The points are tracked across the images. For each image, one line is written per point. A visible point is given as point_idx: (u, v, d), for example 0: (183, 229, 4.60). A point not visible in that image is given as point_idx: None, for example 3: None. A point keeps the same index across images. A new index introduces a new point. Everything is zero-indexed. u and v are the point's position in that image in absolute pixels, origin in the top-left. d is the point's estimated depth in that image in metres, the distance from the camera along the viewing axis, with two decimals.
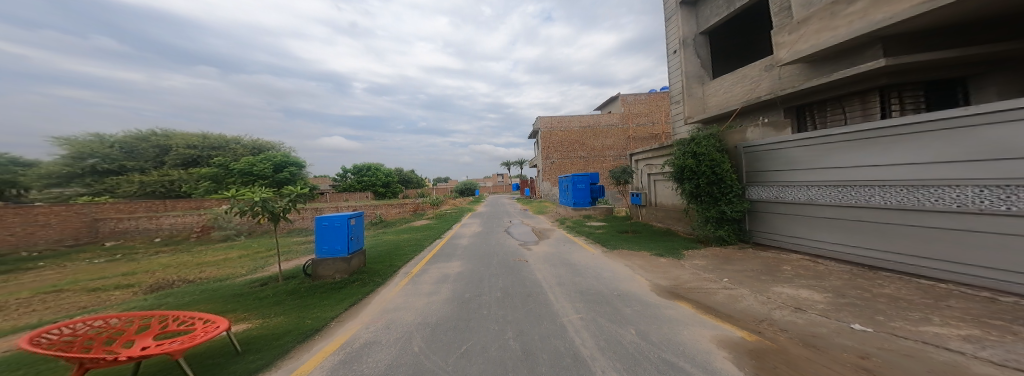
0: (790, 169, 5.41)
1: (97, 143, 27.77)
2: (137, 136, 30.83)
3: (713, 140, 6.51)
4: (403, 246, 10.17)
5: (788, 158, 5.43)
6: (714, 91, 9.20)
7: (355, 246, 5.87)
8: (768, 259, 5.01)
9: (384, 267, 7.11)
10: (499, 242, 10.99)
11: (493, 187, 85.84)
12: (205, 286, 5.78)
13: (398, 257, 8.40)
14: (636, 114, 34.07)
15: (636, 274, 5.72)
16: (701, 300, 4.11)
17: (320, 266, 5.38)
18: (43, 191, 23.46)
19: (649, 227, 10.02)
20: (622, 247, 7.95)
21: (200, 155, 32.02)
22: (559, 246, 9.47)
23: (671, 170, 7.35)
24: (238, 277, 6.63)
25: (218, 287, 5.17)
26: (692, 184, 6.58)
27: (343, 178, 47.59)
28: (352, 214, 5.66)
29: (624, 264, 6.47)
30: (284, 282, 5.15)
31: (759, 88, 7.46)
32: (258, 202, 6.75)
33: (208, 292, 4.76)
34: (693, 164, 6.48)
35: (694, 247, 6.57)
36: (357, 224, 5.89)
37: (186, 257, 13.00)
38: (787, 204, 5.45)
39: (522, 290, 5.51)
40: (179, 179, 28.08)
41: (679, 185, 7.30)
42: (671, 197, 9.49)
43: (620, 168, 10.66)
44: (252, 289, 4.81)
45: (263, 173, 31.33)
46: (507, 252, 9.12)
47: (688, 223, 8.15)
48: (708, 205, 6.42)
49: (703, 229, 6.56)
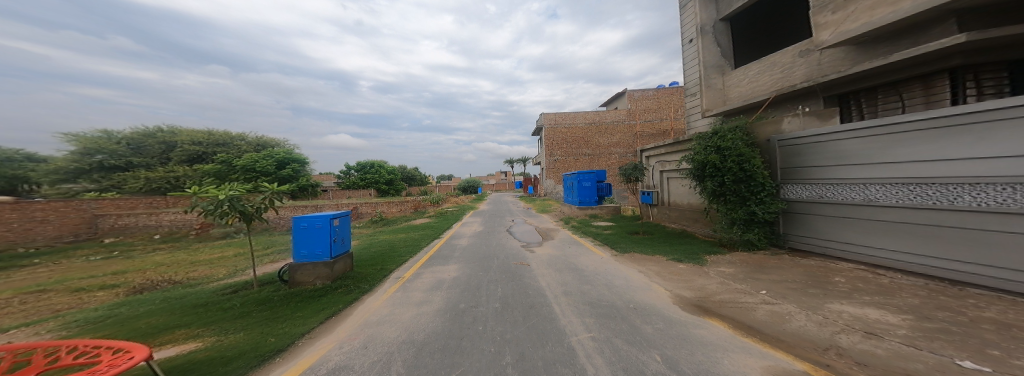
0: (841, 165, 4.63)
1: (104, 139, 27.88)
2: (144, 133, 30.98)
3: (739, 133, 5.80)
4: (398, 247, 9.62)
5: (840, 151, 4.62)
6: (736, 82, 8.43)
7: (339, 250, 5.34)
8: (811, 268, 4.27)
9: (374, 271, 6.59)
10: (499, 243, 10.38)
11: (496, 185, 85.26)
12: (171, 292, 5.18)
13: (390, 259, 7.84)
14: (644, 110, 32.98)
15: (652, 282, 5.04)
16: (737, 318, 3.42)
17: (298, 271, 4.85)
18: (52, 187, 23.61)
19: (661, 227, 9.31)
20: (633, 250, 7.28)
21: (204, 151, 32.39)
22: (564, 248, 8.85)
23: (691, 166, 6.65)
24: (214, 281, 6.06)
25: (184, 294, 4.65)
26: (716, 182, 5.87)
27: (347, 175, 47.53)
28: (336, 214, 5.10)
29: (637, 270, 5.79)
30: (258, 289, 4.64)
31: (791, 75, 6.69)
32: (225, 201, 5.91)
33: (164, 303, 4.17)
34: (717, 160, 5.77)
35: (718, 252, 5.83)
36: (342, 226, 5.37)
37: (181, 255, 12.68)
38: (836, 205, 4.68)
39: (524, 300, 4.88)
40: (184, 176, 28.15)
41: (699, 184, 6.61)
42: (686, 196, 8.76)
43: (631, 165, 9.83)
44: (217, 298, 4.27)
45: (267, 170, 31.97)
46: (508, 255, 8.50)
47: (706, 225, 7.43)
48: (735, 205, 5.70)
49: (728, 231, 5.84)
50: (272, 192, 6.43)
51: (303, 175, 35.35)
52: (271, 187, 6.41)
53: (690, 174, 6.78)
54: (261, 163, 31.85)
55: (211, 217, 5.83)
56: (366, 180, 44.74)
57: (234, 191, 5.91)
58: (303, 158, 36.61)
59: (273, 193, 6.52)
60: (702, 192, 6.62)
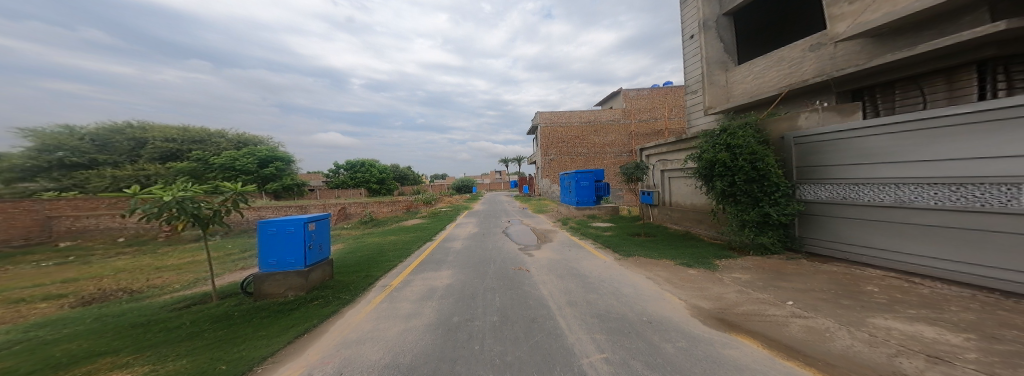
0: (868, 164, 4.32)
1: (66, 135, 26.07)
2: (110, 128, 29.16)
3: (750, 130, 5.49)
4: (387, 251, 8.97)
5: (867, 149, 4.31)
6: (741, 79, 8.25)
7: (316, 258, 4.72)
8: (836, 276, 3.93)
9: (359, 278, 6.01)
10: (496, 246, 9.84)
11: (491, 184, 84.60)
12: (107, 307, 4.41)
13: (378, 264, 7.26)
14: (639, 110, 32.98)
15: (664, 291, 4.64)
16: (768, 335, 3.01)
17: (265, 282, 4.22)
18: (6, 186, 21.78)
19: (663, 229, 9.03)
20: (637, 254, 6.92)
21: (179, 149, 31.69)
22: (564, 251, 8.47)
23: (697, 166, 6.32)
24: (168, 293, 5.28)
25: (121, 311, 3.92)
26: (725, 182, 5.54)
27: (335, 174, 45.96)
28: (313, 216, 4.50)
29: (645, 276, 5.38)
30: (215, 303, 3.98)
31: (802, 71, 6.47)
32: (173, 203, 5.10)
33: (97, 321, 3.50)
34: (728, 158, 5.43)
35: (730, 256, 5.49)
36: (319, 231, 4.74)
37: (146, 260, 11.64)
38: (861, 206, 4.39)
39: (525, 313, 4.41)
40: (156, 174, 27.38)
41: (706, 184, 6.29)
42: (690, 196, 8.49)
43: (633, 164, 9.52)
44: (162, 315, 3.58)
45: (248, 168, 30.60)
46: (506, 259, 8.00)
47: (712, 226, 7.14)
48: (747, 207, 5.36)
49: (739, 234, 5.50)
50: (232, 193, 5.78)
51: (288, 174, 33.90)
52: (231, 188, 5.76)
53: (696, 173, 6.47)
54: (241, 161, 30.56)
55: (153, 220, 4.97)
56: (355, 179, 43.41)
57: (188, 191, 5.17)
58: (288, 156, 35.19)
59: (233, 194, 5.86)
60: (710, 193, 6.30)
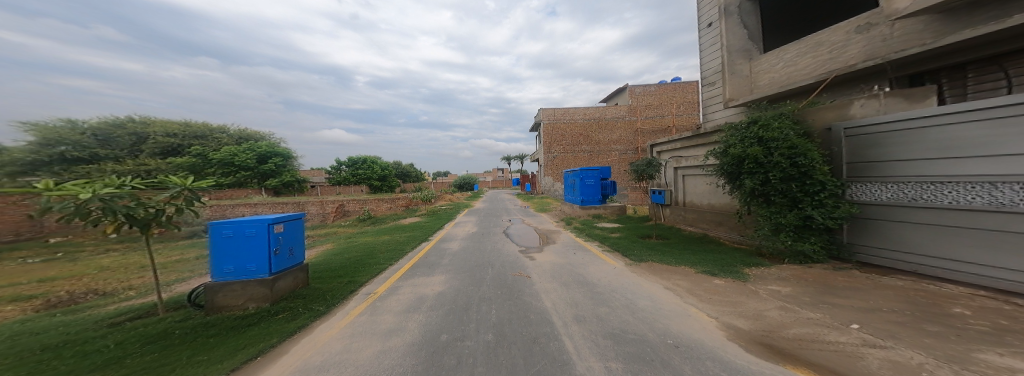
0: (946, 159, 3.63)
1: (67, 128, 25.91)
2: (110, 123, 29.56)
3: (787, 121, 4.76)
4: (378, 252, 8.36)
5: (946, 140, 3.61)
6: (769, 68, 7.54)
7: (284, 264, 4.16)
8: (906, 292, 3.18)
9: (339, 286, 5.42)
10: (495, 248, 9.20)
11: (494, 182, 83.95)
12: (34, 321, 3.80)
13: (365, 267, 6.72)
14: (646, 107, 32.03)
15: (687, 305, 3.93)
16: (835, 369, 2.19)
17: (219, 292, 3.72)
18: None
19: (676, 231, 8.38)
20: (651, 259, 6.26)
21: (180, 144, 31.88)
22: (569, 255, 7.88)
23: (721, 162, 5.60)
24: (106, 305, 4.58)
25: (38, 328, 3.36)
26: (757, 181, 4.81)
27: (336, 171, 45.60)
28: (279, 217, 3.93)
29: (662, 287, 4.68)
30: (152, 321, 3.44)
31: (846, 56, 5.80)
32: (100, 199, 3.03)
33: (7, 342, 3.00)
34: (761, 153, 4.71)
35: (761, 263, 4.77)
36: (288, 233, 4.18)
37: (134, 257, 11.24)
38: (937, 209, 3.71)
39: (524, 331, 3.76)
40: (157, 168, 27.30)
41: (732, 182, 5.57)
42: (707, 196, 7.83)
43: (645, 160, 8.75)
44: (83, 337, 3.05)
45: (247, 164, 30.49)
46: (506, 264, 7.35)
47: (735, 230, 6.46)
48: (783, 209, 4.64)
49: (771, 240, 4.80)
50: (185, 188, 3.81)
51: (288, 170, 33.57)
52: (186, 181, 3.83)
53: (720, 170, 5.75)
54: (241, 157, 30.48)
55: (71, 222, 2.93)
56: (356, 176, 43.11)
57: (130, 184, 3.21)
58: (288, 153, 34.96)
59: (188, 189, 3.89)
60: (736, 192, 5.60)
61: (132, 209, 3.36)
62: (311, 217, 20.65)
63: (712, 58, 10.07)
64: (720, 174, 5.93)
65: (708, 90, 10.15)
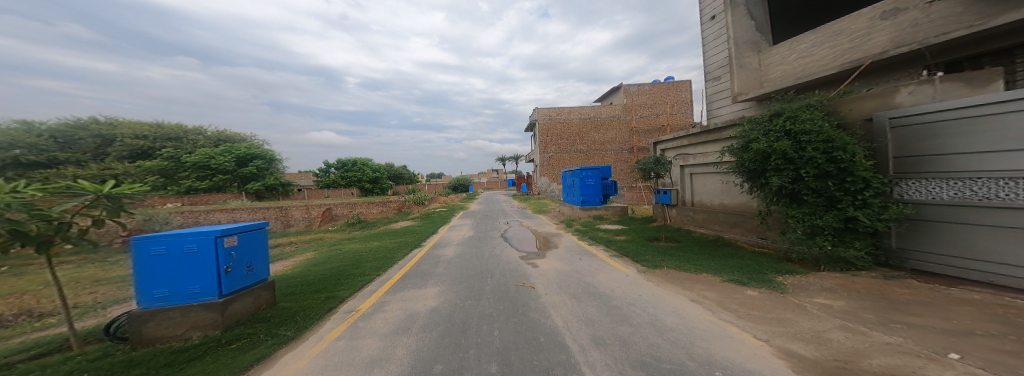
0: (1014, 152, 3.29)
1: (23, 132, 25.27)
2: (72, 126, 28.43)
3: (818, 112, 4.26)
4: (365, 261, 7.61)
5: (1014, 131, 3.27)
6: (781, 59, 7.10)
7: (239, 282, 3.49)
8: (994, 310, 2.66)
9: (314, 304, 4.69)
10: (493, 253, 8.54)
11: (487, 184, 82.91)
12: None
13: (349, 281, 5.99)
14: (639, 106, 31.83)
15: (723, 322, 3.35)
16: None
17: (151, 320, 3.00)
18: None
19: (686, 232, 7.90)
20: (665, 266, 5.72)
21: (152, 146, 30.30)
22: (574, 261, 7.29)
23: (741, 159, 5.09)
24: (17, 337, 3.71)
25: None
26: (786, 179, 4.30)
27: (325, 173, 44.17)
28: (228, 228, 3.25)
29: (687, 299, 4.11)
30: (48, 364, 2.65)
31: (871, 44, 5.37)
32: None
33: None
34: (790, 148, 4.20)
35: (795, 270, 4.25)
36: (244, 245, 3.51)
37: (91, 271, 10.17)
38: (1008, 209, 3.35)
39: (533, 360, 3.10)
40: (125, 173, 26.32)
41: (754, 181, 5.06)
42: (719, 195, 7.37)
43: (652, 158, 8.19)
44: None
45: (227, 167, 29.01)
46: (506, 272, 6.70)
47: (753, 231, 5.97)
48: (818, 209, 4.13)
49: (805, 244, 4.28)
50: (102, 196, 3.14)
51: (271, 174, 32.14)
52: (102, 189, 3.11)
53: (739, 168, 5.24)
54: (219, 160, 29.00)
55: None
56: (345, 179, 41.77)
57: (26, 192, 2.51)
58: (271, 155, 33.54)
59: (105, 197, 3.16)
60: (759, 192, 5.08)
61: (21, 224, 2.60)
62: (295, 222, 19.61)
63: (716, 53, 9.66)
64: (738, 172, 5.43)
65: (713, 85, 9.75)
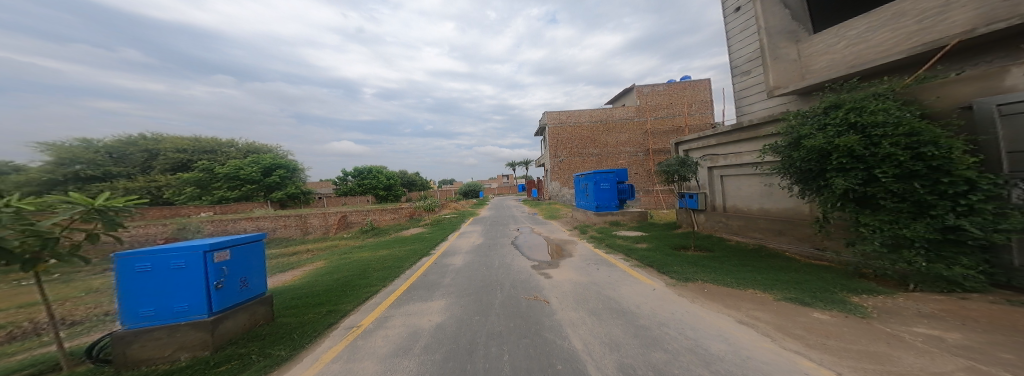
0: None
1: (82, 148, 27.91)
2: (125, 141, 31.06)
3: (893, 102, 3.69)
4: (370, 271, 7.42)
5: None
6: (827, 48, 6.35)
7: (233, 299, 3.27)
8: None
9: (315, 319, 4.45)
10: (504, 262, 8.09)
11: (499, 189, 82.81)
12: None
13: (352, 293, 5.79)
14: (655, 107, 30.64)
15: (788, 352, 2.72)
16: None
17: (135, 342, 2.77)
18: None
19: (718, 241, 7.19)
20: (699, 279, 5.09)
21: (190, 159, 32.40)
22: (590, 271, 6.73)
23: (793, 159, 4.51)
24: (22, 351, 3.63)
25: None
26: (856, 179, 3.70)
27: (343, 181, 45.59)
28: (220, 241, 3.06)
29: (735, 322, 3.49)
30: None
31: (946, 23, 4.58)
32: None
33: None
34: (859, 144, 3.61)
35: (876, 289, 3.60)
36: (236, 260, 3.30)
37: None
38: None
39: None
40: (166, 184, 28.26)
41: (809, 183, 4.46)
42: (758, 199, 6.72)
43: (677, 160, 7.48)
44: None
45: (252, 177, 30.45)
46: (517, 283, 6.24)
47: (811, 242, 5.25)
48: (902, 217, 3.49)
49: (889, 259, 3.58)
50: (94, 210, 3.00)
51: (293, 182, 33.48)
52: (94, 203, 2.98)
53: (790, 169, 4.66)
54: (246, 170, 30.51)
55: None
56: (362, 186, 42.95)
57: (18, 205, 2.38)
58: (293, 164, 34.97)
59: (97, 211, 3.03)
60: (817, 195, 4.46)
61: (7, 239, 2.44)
62: (313, 230, 20.06)
63: (744, 45, 8.91)
64: (788, 173, 4.83)
65: (741, 80, 8.97)
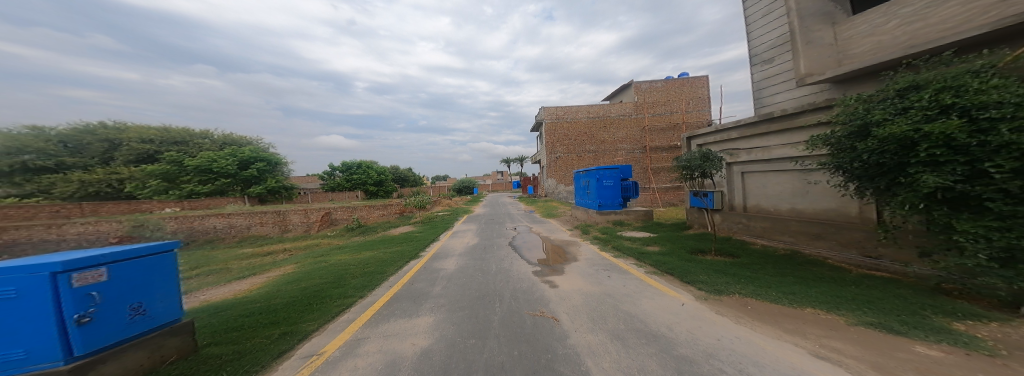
0: None
1: (31, 137, 25.66)
2: (82, 129, 28.67)
3: (997, 79, 3.02)
4: (348, 278, 6.40)
5: None
6: (872, 30, 5.68)
7: (117, 335, 2.22)
8: None
9: (262, 345, 3.37)
10: (502, 267, 7.15)
11: (492, 186, 81.77)
12: None
13: (324, 307, 4.80)
14: (652, 103, 30.09)
15: None
16: None
17: None
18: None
19: (743, 245, 6.55)
20: (742, 293, 4.32)
21: (157, 150, 30.07)
22: (601, 279, 5.89)
23: (860, 152, 3.83)
24: None
25: None
26: (954, 176, 3.01)
27: (329, 176, 43.74)
28: (97, 255, 2.14)
29: (810, 356, 2.70)
30: None
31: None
32: None
33: None
34: (959, 129, 2.93)
35: (983, 314, 2.95)
36: (122, 280, 2.28)
37: None
38: None
39: None
40: (130, 177, 26.15)
41: (878, 181, 3.78)
42: (789, 198, 6.14)
43: (699, 153, 6.72)
44: None
45: (227, 170, 28.58)
46: (518, 294, 5.33)
47: (865, 246, 4.64)
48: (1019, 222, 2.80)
49: (999, 276, 2.92)
50: None
51: (272, 176, 31.69)
52: None
53: (855, 163, 3.98)
54: (221, 163, 28.64)
55: None
56: (350, 181, 41.31)
57: None
58: (275, 157, 33.13)
59: None
60: (888, 195, 3.79)
61: None
62: (294, 227, 18.75)
63: (767, 31, 8.19)
64: (849, 169, 4.15)
65: (762, 69, 8.30)
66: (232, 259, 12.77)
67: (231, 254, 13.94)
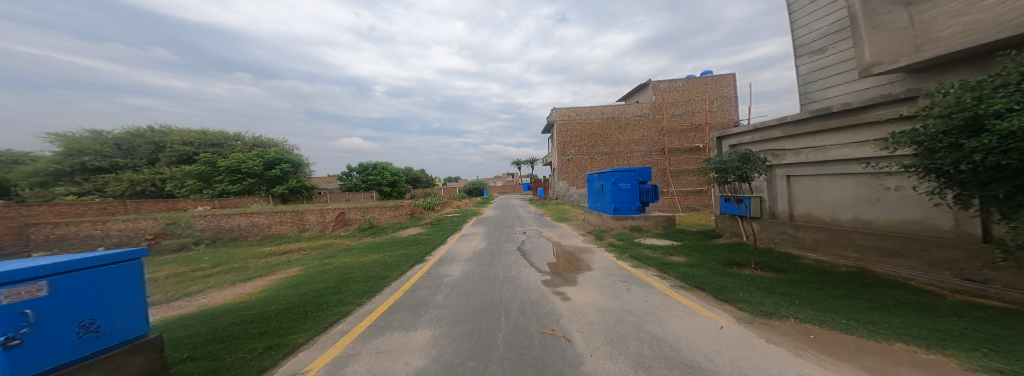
0: None
1: (91, 140, 28.02)
2: (133, 133, 31.08)
3: None
4: (350, 283, 6.13)
5: None
6: (964, 7, 4.69)
7: (63, 356, 1.88)
8: None
9: (242, 361, 3.06)
10: (509, 275, 6.64)
11: (505, 187, 81.54)
12: None
13: (319, 316, 4.49)
14: (673, 103, 28.59)
15: None
16: None
17: None
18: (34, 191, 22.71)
19: (789, 260, 5.74)
20: (800, 319, 3.60)
21: (195, 152, 31.99)
22: (620, 292, 5.26)
23: (973, 151, 3.10)
24: None
25: None
26: None
27: (347, 177, 45.02)
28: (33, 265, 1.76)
29: None
30: None
31: None
32: None
33: None
34: None
35: None
36: (68, 294, 1.92)
37: None
38: None
39: None
40: (171, 177, 28.05)
41: (998, 187, 3.06)
42: (849, 208, 5.55)
43: (738, 154, 5.99)
44: None
45: (253, 171, 29.93)
46: (526, 307, 4.80)
47: (957, 266, 4.05)
48: None
49: None
50: None
51: (294, 177, 32.93)
52: None
53: (962, 166, 3.25)
54: (248, 164, 30.02)
55: None
56: (366, 182, 42.29)
57: None
58: (297, 159, 34.40)
59: None
60: (1012, 205, 3.06)
61: None
62: (310, 227, 19.15)
63: (815, 18, 7.28)
64: (953, 173, 3.41)
65: (809, 61, 7.39)
66: (250, 257, 13.06)
67: (250, 252, 14.29)
